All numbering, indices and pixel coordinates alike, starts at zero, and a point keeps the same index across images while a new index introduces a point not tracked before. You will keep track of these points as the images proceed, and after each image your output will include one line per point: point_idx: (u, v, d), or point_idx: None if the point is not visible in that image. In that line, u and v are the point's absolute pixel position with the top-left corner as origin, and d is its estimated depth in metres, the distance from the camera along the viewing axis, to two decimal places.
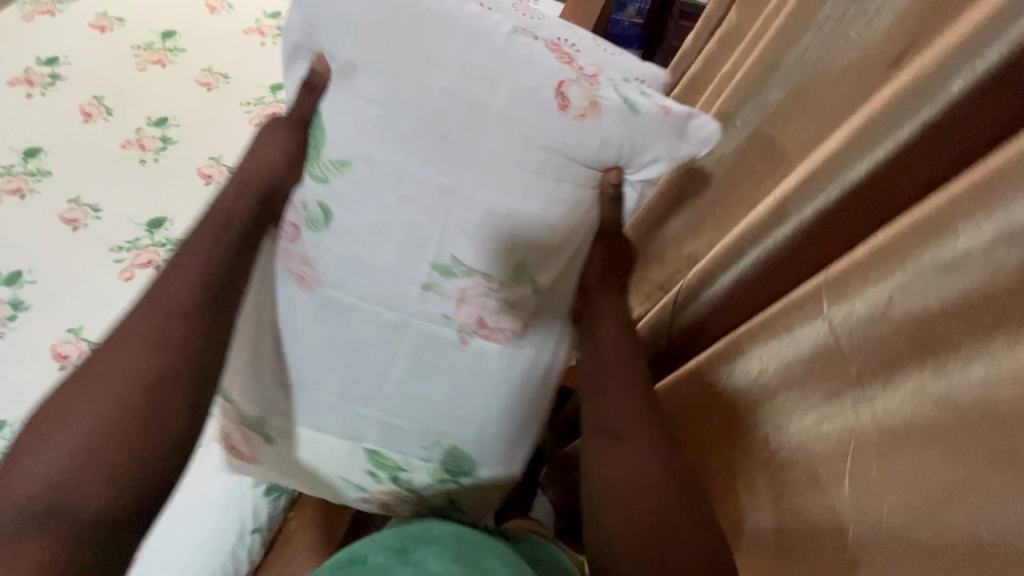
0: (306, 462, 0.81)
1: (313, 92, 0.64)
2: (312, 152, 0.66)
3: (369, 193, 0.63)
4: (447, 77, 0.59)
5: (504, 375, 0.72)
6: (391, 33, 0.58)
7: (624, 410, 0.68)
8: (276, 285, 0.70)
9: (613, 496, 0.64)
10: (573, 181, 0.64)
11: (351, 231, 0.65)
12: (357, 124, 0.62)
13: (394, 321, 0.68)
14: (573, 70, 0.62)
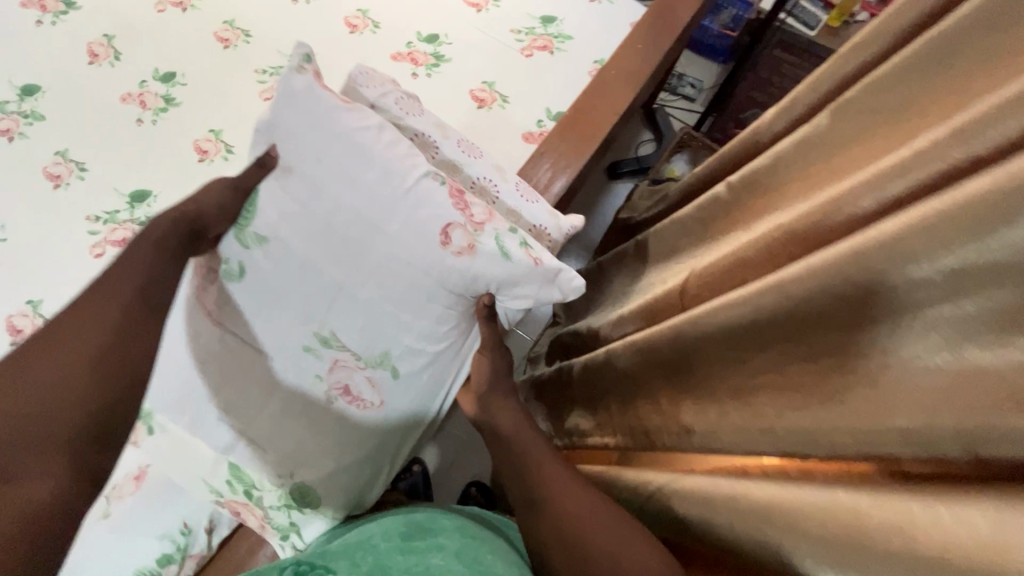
0: (232, 467, 0.92)
1: (262, 170, 0.81)
2: (243, 219, 0.83)
3: (290, 260, 0.83)
4: (359, 198, 0.78)
5: (376, 423, 0.90)
6: (321, 147, 0.78)
7: (592, 510, 0.73)
8: (206, 331, 0.87)
9: (580, 533, 0.71)
10: (453, 302, 0.81)
11: (280, 293, 0.84)
12: (281, 215, 0.81)
13: (281, 366, 0.88)
14: (462, 217, 0.78)
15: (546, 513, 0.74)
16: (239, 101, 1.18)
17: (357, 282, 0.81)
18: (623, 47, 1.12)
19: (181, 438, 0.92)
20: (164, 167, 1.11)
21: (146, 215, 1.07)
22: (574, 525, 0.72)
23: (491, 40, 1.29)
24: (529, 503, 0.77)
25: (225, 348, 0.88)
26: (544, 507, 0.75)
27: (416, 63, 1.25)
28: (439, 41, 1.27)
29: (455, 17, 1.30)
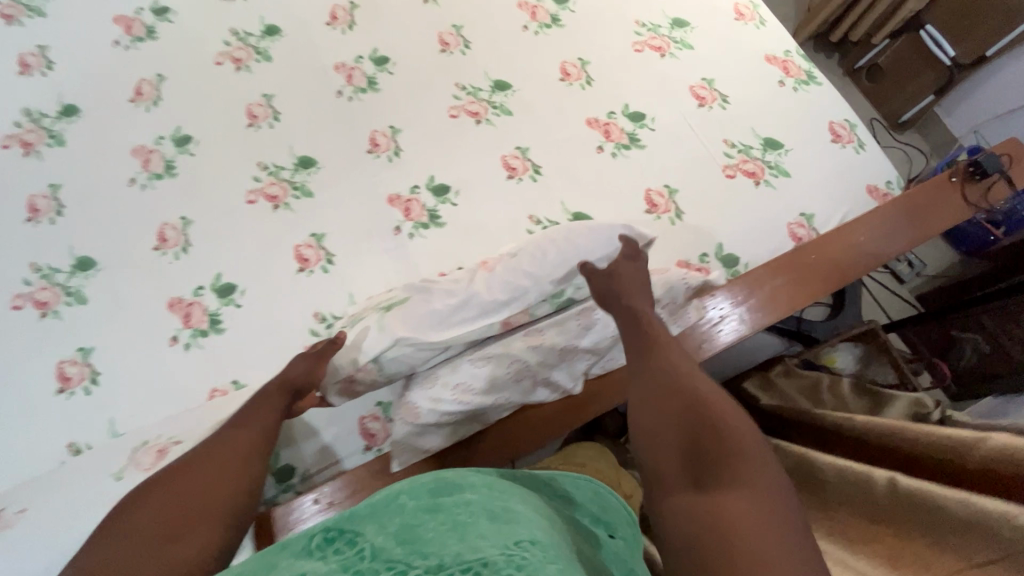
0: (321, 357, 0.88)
1: (511, 173, 1.13)
2: (446, 188, 1.11)
3: (482, 236, 1.08)
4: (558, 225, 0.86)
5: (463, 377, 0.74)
6: (555, 182, 1.12)
7: (689, 381, 0.64)
8: (392, 252, 1.07)
9: (665, 408, 0.62)
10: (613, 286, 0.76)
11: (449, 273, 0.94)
12: (495, 191, 1.11)
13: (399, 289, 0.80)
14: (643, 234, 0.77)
15: (663, 427, 0.61)
16: (428, 107, 1.18)
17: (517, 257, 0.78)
18: (851, 223, 0.92)
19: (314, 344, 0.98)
20: (338, 144, 1.15)
21: (303, 182, 1.12)
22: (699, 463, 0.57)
23: (695, 143, 1.15)
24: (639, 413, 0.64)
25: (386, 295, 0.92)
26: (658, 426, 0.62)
27: (608, 137, 1.16)
28: (642, 123, 1.17)
29: (672, 103, 1.18)
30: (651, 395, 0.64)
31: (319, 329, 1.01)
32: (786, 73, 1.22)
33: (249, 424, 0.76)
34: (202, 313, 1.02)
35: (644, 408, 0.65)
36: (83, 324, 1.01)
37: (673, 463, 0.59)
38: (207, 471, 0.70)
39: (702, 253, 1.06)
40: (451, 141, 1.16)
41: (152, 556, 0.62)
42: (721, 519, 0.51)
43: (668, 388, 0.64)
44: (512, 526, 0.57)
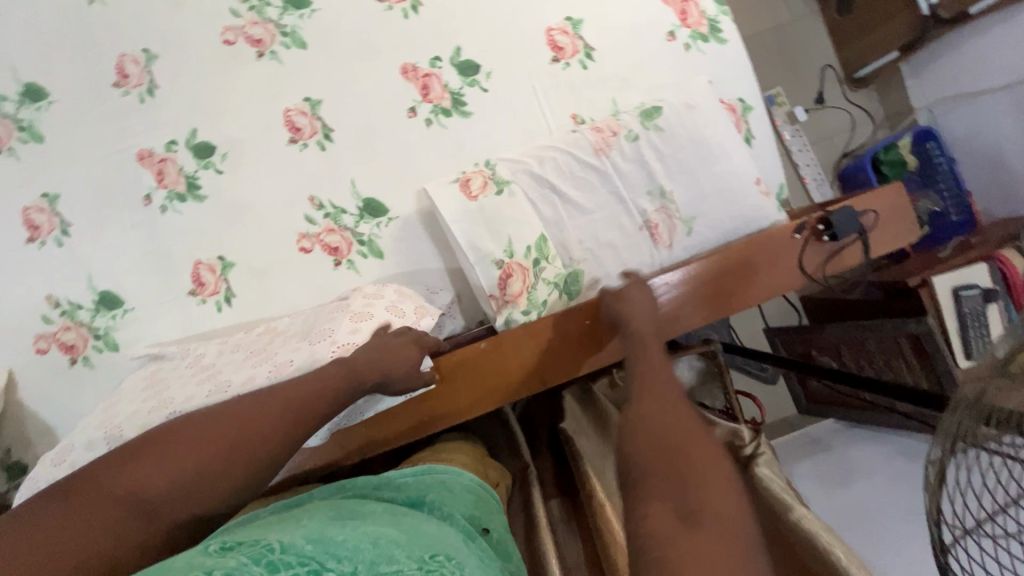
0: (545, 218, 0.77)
1: (296, 133, 0.89)
2: (211, 150, 0.89)
3: (250, 217, 0.89)
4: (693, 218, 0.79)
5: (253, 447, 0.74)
6: (348, 151, 0.89)
7: (674, 402, 0.49)
8: (143, 226, 0.89)
9: (657, 412, 0.48)
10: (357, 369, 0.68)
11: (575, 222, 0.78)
12: (272, 157, 0.89)
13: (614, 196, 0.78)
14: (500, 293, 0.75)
15: (655, 436, 0.46)
16: (196, 27, 0.89)
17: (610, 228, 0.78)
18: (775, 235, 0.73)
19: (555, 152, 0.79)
20: (76, 68, 0.89)
21: (30, 122, 0.88)
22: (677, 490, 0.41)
23: (536, 116, 0.90)
24: (642, 411, 0.49)
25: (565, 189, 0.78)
26: (645, 445, 0.45)
27: (425, 95, 0.90)
28: (474, 79, 0.90)
29: (520, 53, 0.90)
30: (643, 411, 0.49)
31: (53, 316, 0.88)
32: (681, 19, 0.91)
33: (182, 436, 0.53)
34: None
35: (662, 411, 0.48)
36: None
37: (643, 455, 0.45)
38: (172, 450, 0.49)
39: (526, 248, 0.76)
40: (225, 78, 0.89)
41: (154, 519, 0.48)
42: (690, 472, 0.42)
43: (658, 404, 0.49)
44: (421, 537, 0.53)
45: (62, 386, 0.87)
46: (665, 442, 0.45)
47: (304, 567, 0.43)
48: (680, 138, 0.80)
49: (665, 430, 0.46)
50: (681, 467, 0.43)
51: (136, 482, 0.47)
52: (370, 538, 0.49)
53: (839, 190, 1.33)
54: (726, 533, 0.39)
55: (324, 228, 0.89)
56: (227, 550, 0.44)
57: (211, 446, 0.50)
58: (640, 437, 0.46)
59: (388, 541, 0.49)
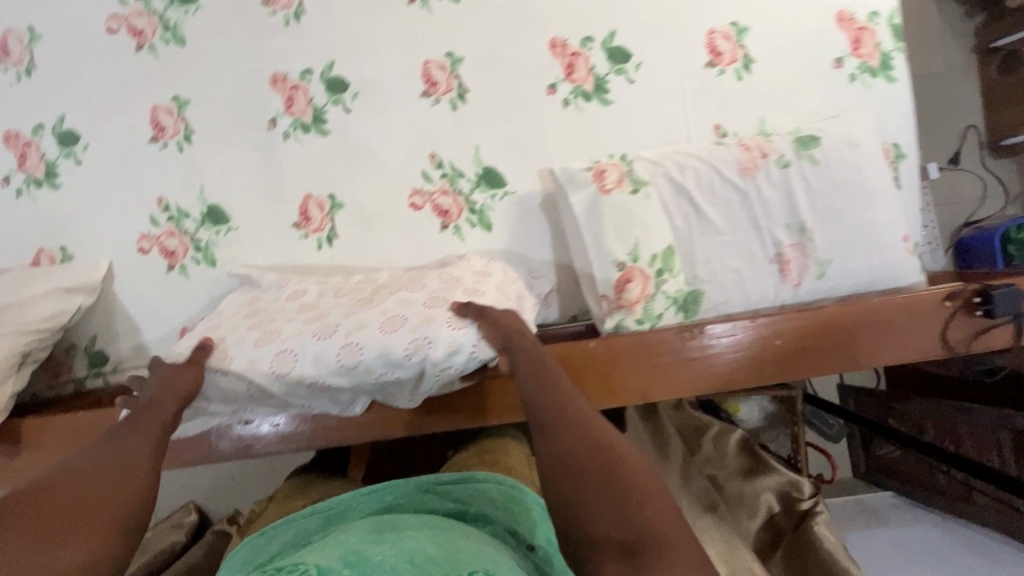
0: (685, 237, 0.74)
1: (431, 87, 0.87)
2: (344, 87, 0.87)
3: (369, 162, 0.87)
4: (844, 258, 0.74)
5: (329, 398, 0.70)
6: (479, 115, 0.87)
7: (588, 426, 0.55)
8: (263, 148, 0.88)
9: (574, 442, 0.53)
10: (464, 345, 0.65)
11: (715, 242, 0.74)
12: (402, 106, 0.87)
13: (753, 226, 0.74)
14: (614, 295, 0.72)
15: (575, 469, 0.51)
16: None
17: (751, 254, 0.74)
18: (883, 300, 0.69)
19: (709, 160, 0.76)
20: None
21: (175, 23, 0.88)
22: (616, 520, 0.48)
23: (678, 120, 0.86)
24: (552, 445, 0.54)
25: (710, 204, 0.75)
26: (566, 479, 0.51)
27: (568, 74, 0.86)
28: (622, 68, 0.86)
29: (676, 51, 0.86)
30: (562, 442, 0.54)
31: (160, 219, 0.89)
32: (853, 48, 0.85)
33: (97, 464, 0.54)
34: (38, 157, 0.89)
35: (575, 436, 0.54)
36: None
37: (572, 489, 0.51)
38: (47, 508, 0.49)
39: (653, 257, 0.72)
40: (371, 18, 0.87)
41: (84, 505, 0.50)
42: (628, 491, 0.49)
43: (579, 436, 0.54)
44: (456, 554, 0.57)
45: (156, 288, 0.89)
46: (585, 476, 0.51)
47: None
48: (834, 173, 0.75)
49: (585, 456, 0.52)
50: (618, 489, 0.49)
51: (84, 486, 0.51)
52: (407, 560, 0.55)
53: (953, 258, 1.25)
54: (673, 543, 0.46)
55: (439, 189, 0.87)
56: (273, 574, 0.53)
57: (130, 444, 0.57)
58: (557, 478, 0.52)
59: (426, 561, 0.55)
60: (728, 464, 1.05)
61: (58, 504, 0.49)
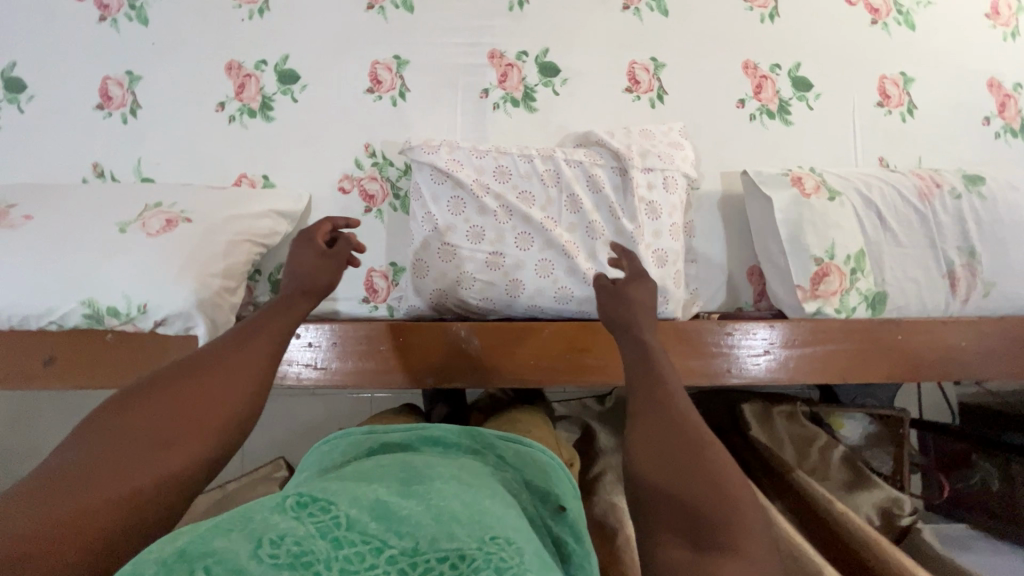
0: (874, 244, 0.83)
1: (634, 84, 0.96)
2: (556, 72, 0.95)
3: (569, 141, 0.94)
4: (1009, 281, 0.83)
5: (537, 297, 0.83)
6: (674, 115, 0.95)
7: (677, 401, 0.56)
8: (472, 114, 0.94)
9: (667, 412, 0.54)
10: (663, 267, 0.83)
11: (898, 251, 0.83)
12: (605, 96, 0.95)
13: (930, 243, 0.84)
14: (811, 286, 0.80)
15: (664, 440, 0.52)
16: None
17: (928, 267, 0.83)
18: (943, 320, 0.82)
19: (890, 181, 0.86)
20: None
21: None
22: (690, 504, 0.47)
23: (848, 148, 0.96)
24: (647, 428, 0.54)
25: (893, 218, 0.84)
26: (650, 448, 0.52)
27: (756, 93, 0.97)
28: (803, 95, 0.97)
29: (851, 89, 0.97)
30: (652, 414, 0.55)
31: (364, 163, 0.93)
32: (999, 110, 0.98)
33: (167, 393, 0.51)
34: (256, 89, 0.93)
35: (670, 410, 0.55)
36: (136, 45, 0.93)
37: (654, 463, 0.50)
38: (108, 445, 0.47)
39: (847, 255, 0.81)
40: (588, 16, 0.96)
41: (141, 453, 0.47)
42: (718, 479, 0.48)
43: (668, 414, 0.54)
44: (483, 513, 0.45)
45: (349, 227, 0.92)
46: (668, 463, 0.50)
47: (366, 545, 0.39)
48: (1000, 209, 0.85)
49: (683, 429, 0.53)
50: (702, 471, 0.49)
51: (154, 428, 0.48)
52: (432, 517, 0.42)
53: None
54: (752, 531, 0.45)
55: None
56: (302, 508, 0.41)
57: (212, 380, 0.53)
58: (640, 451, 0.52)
59: (452, 517, 0.43)
60: (832, 477, 1.08)
61: (179, 403, 0.51)
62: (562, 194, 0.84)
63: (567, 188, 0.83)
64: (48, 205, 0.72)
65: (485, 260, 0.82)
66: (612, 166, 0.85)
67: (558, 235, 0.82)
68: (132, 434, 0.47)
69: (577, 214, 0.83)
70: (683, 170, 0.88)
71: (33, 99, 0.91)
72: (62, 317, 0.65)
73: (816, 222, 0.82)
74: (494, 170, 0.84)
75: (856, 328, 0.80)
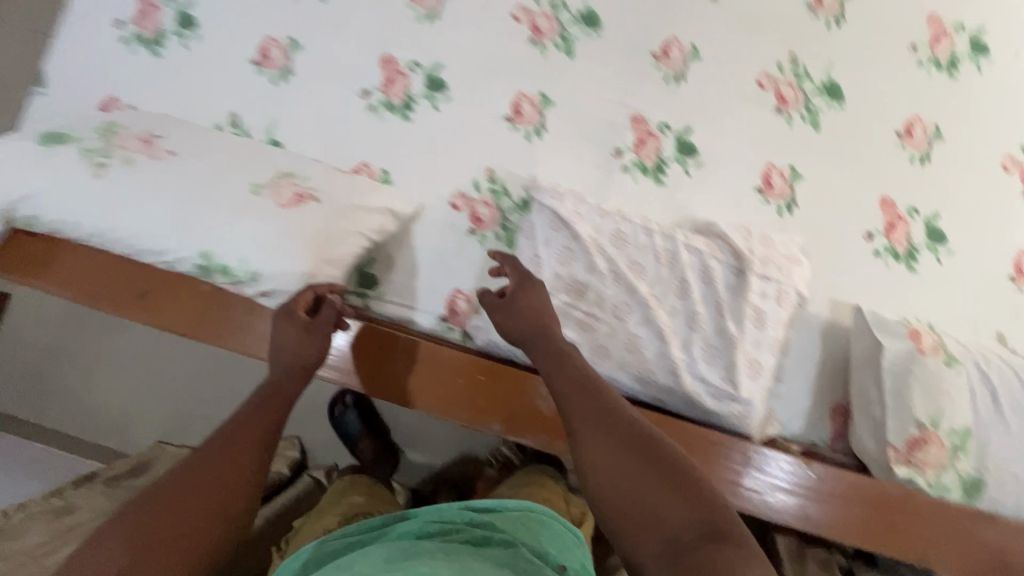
0: (982, 424, 0.77)
1: (766, 187, 0.94)
2: (693, 153, 0.94)
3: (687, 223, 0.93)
4: None
5: (619, 370, 0.80)
6: (798, 228, 0.93)
7: (610, 416, 0.63)
8: (599, 170, 0.94)
9: (606, 435, 0.61)
10: (753, 380, 0.80)
11: (1007, 439, 0.77)
12: (734, 190, 0.94)
13: None
14: (904, 449, 0.76)
15: (616, 457, 0.59)
16: (744, 57, 0.97)
17: None
18: None
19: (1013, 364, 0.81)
20: (634, 25, 0.97)
21: (572, 37, 0.97)
22: (668, 505, 0.55)
23: (968, 313, 0.92)
24: (599, 463, 0.59)
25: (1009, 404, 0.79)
26: (610, 472, 0.58)
27: (887, 231, 0.94)
28: (935, 247, 0.93)
29: (986, 255, 0.93)
30: (599, 439, 0.61)
31: (482, 187, 0.93)
32: None
33: (193, 472, 0.54)
34: (402, 88, 0.95)
35: (606, 432, 0.61)
36: (307, 17, 0.96)
37: (620, 477, 0.58)
38: (142, 532, 0.50)
39: (951, 429, 0.76)
40: (739, 108, 0.96)
41: (172, 532, 0.50)
42: (679, 474, 0.57)
43: (611, 431, 0.61)
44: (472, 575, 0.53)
45: (449, 243, 0.91)
46: (637, 489, 0.57)
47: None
48: None
49: (629, 445, 0.60)
50: (663, 474, 0.57)
51: (182, 507, 0.52)
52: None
53: None
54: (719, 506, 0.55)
55: None
56: None
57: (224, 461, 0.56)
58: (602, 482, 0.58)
59: None
60: None
61: (154, 537, 0.50)
62: (673, 277, 0.81)
63: (679, 272, 0.81)
64: (191, 145, 0.73)
65: (577, 319, 0.80)
66: (730, 264, 0.82)
67: (657, 316, 0.79)
68: (158, 521, 0.51)
69: (682, 301, 0.80)
70: (797, 287, 0.85)
71: (200, 39, 0.95)
72: (173, 259, 0.66)
73: (927, 384, 0.78)
74: (611, 234, 0.82)
75: (884, 500, 0.77)
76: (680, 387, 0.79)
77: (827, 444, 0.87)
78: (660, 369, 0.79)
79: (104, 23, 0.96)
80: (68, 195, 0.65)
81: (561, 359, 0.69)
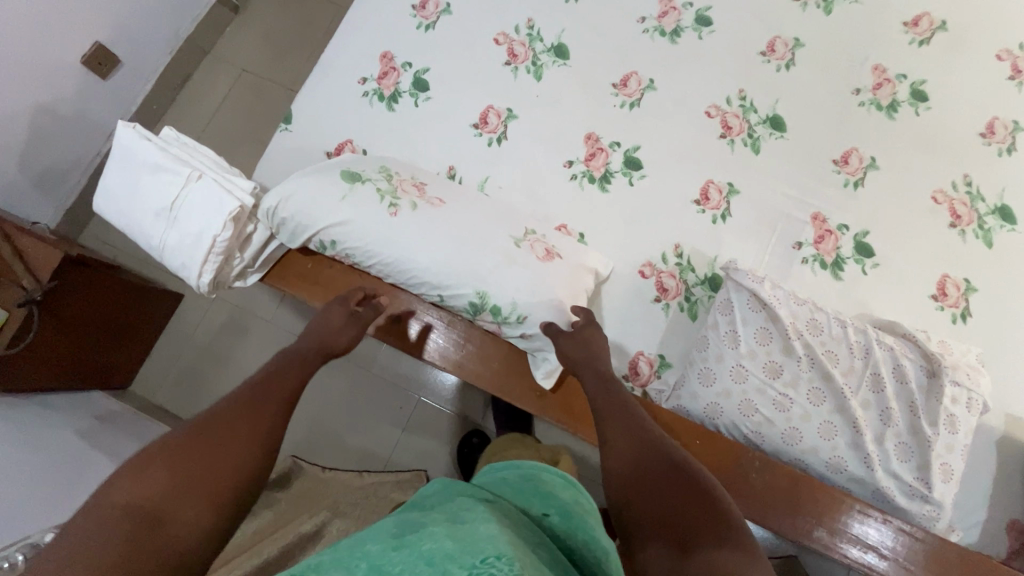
0: None
1: (942, 295, 0.98)
2: (869, 254, 1.00)
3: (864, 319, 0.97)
4: None
5: (808, 454, 0.83)
6: (973, 338, 0.96)
7: (640, 435, 0.67)
8: (779, 258, 1.00)
9: (637, 450, 0.66)
10: (945, 484, 0.81)
11: None
12: (909, 294, 0.98)
13: None
14: None
15: (642, 469, 0.64)
16: (919, 172, 1.05)
17: None
18: None
19: None
20: (816, 133, 1.07)
21: (759, 136, 1.07)
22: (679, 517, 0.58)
23: None
24: (620, 457, 0.66)
25: None
26: (638, 484, 0.63)
27: None
28: None
29: None
30: (631, 453, 0.66)
31: (669, 260, 1.00)
32: None
33: (231, 420, 0.62)
34: (603, 162, 1.06)
35: (636, 449, 0.66)
36: (524, 93, 1.09)
37: (645, 487, 0.62)
38: (179, 467, 0.56)
39: None
40: (914, 219, 1.02)
41: (206, 465, 0.57)
42: (693, 487, 0.61)
43: (638, 449, 0.66)
44: (474, 541, 0.52)
45: (636, 307, 0.98)
46: (652, 490, 0.62)
47: None
48: None
49: (654, 461, 0.64)
50: (681, 486, 0.61)
51: (205, 454, 0.58)
52: (425, 560, 0.49)
53: None
54: (733, 520, 0.58)
55: None
56: None
57: (251, 410, 0.64)
58: (626, 481, 0.64)
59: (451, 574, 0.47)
60: None
61: (187, 470, 0.56)
62: (866, 370, 0.85)
63: (873, 367, 0.85)
64: (453, 197, 0.84)
65: (772, 398, 0.84)
66: (922, 366, 0.86)
67: (853, 406, 0.82)
68: (191, 457, 0.57)
69: (875, 394, 0.84)
70: (983, 396, 0.87)
71: (429, 101, 1.09)
72: (453, 292, 0.74)
73: None
74: (807, 321, 0.87)
75: None
76: (873, 480, 0.81)
77: (1008, 562, 0.86)
78: (852, 460, 0.82)
79: (350, 77, 1.10)
80: (374, 228, 0.74)
81: (601, 378, 0.73)
